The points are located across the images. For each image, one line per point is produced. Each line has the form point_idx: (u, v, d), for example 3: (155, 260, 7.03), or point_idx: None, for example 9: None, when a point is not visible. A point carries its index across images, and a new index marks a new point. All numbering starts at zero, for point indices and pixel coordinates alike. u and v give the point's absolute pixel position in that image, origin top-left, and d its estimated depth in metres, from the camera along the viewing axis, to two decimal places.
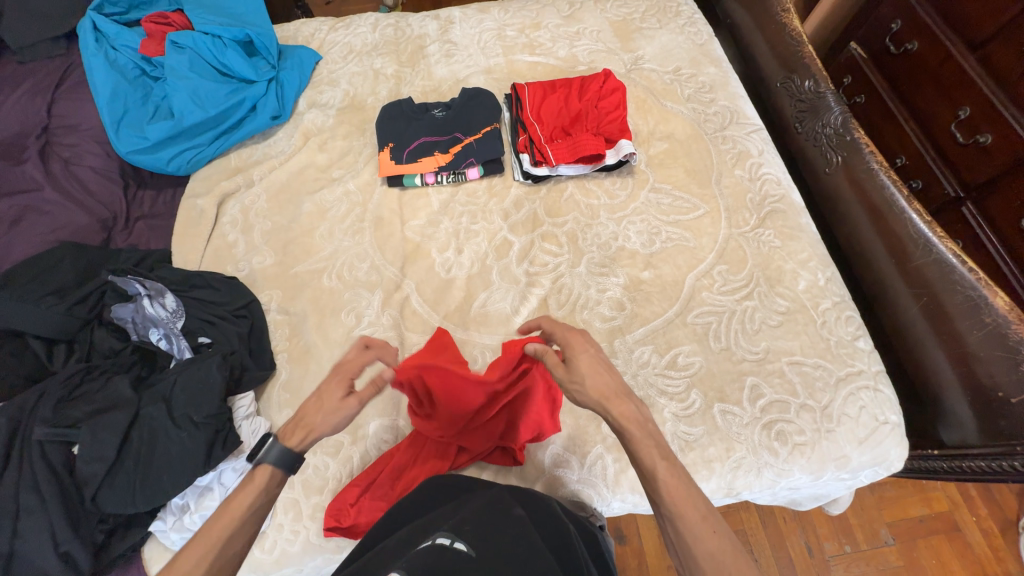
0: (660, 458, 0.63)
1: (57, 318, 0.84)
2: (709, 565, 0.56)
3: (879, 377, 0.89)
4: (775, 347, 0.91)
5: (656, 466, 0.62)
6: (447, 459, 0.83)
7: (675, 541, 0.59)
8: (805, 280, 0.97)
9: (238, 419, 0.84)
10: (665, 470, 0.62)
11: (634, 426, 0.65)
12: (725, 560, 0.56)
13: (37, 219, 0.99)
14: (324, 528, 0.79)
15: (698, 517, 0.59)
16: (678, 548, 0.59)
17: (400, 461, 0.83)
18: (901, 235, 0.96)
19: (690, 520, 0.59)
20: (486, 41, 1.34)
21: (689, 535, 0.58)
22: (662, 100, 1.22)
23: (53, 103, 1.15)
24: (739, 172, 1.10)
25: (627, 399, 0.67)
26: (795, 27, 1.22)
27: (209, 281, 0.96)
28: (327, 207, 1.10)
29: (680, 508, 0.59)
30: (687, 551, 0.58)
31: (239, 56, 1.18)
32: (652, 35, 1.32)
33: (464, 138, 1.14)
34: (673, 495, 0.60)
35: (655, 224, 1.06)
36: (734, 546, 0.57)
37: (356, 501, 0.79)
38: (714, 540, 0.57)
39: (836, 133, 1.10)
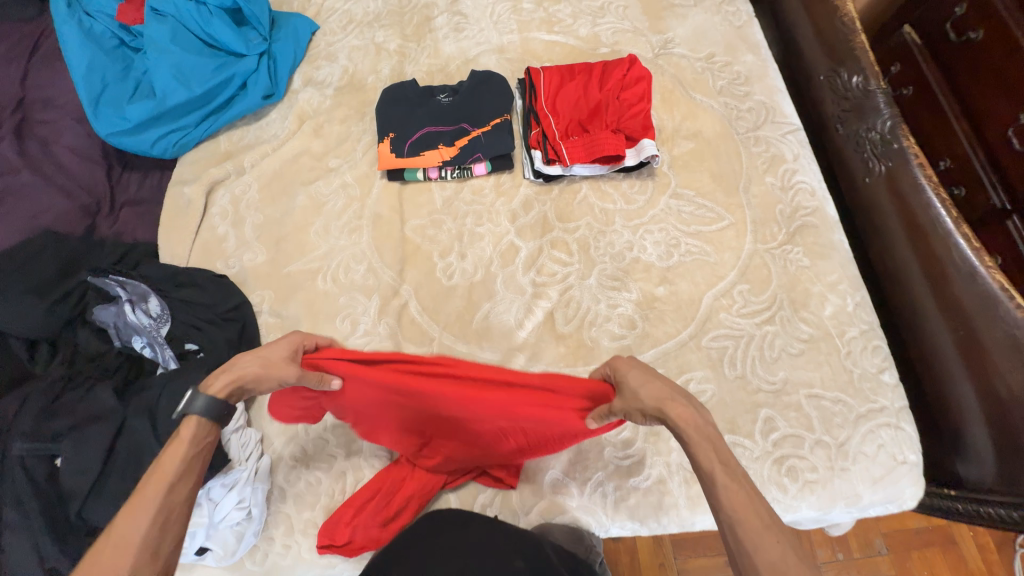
0: (717, 462, 0.55)
1: (38, 316, 0.80)
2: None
3: (902, 415, 0.84)
4: (794, 378, 0.86)
5: (712, 469, 0.55)
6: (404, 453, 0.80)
7: (735, 555, 0.51)
8: (832, 305, 0.91)
9: (227, 432, 0.80)
10: (724, 474, 0.54)
11: (691, 430, 0.57)
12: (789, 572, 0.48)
13: (15, 204, 0.93)
14: (318, 546, 0.77)
15: (761, 527, 0.51)
16: (735, 557, 0.51)
17: (396, 478, 0.80)
18: (941, 258, 0.87)
19: (752, 529, 0.51)
20: (500, 14, 1.21)
21: (750, 546, 0.50)
22: (691, 92, 1.10)
23: (27, 74, 1.05)
24: (770, 180, 1.01)
25: (685, 401, 0.59)
26: (848, 10, 1.08)
27: (196, 279, 0.91)
28: (323, 200, 1.03)
29: (742, 518, 0.51)
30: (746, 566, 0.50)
31: (225, 25, 1.06)
32: (685, 14, 1.18)
33: (472, 129, 1.04)
34: (731, 499, 0.53)
35: (674, 235, 0.98)
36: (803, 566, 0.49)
37: (352, 520, 0.77)
38: (781, 555, 0.49)
39: (881, 139, 0.99)
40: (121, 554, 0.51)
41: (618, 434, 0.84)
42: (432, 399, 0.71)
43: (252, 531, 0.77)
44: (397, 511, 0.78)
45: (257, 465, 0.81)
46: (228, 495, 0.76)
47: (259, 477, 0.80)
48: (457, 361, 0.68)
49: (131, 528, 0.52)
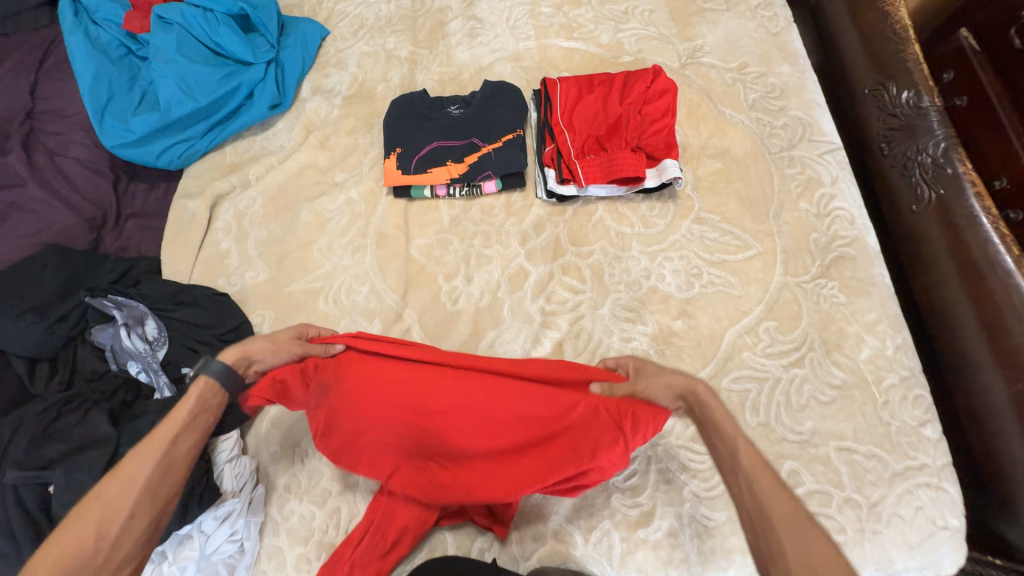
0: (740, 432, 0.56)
1: (37, 337, 0.79)
2: (793, 550, 0.48)
3: (945, 474, 0.76)
4: (823, 428, 0.78)
5: (735, 434, 0.56)
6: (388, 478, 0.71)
7: (747, 508, 0.52)
8: (869, 348, 0.83)
9: (220, 463, 0.78)
10: (744, 441, 0.55)
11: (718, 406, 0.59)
12: (800, 524, 0.49)
13: (20, 218, 0.93)
14: None
15: (774, 484, 0.52)
16: (749, 509, 0.52)
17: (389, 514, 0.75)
18: (998, 302, 0.79)
19: (767, 487, 0.52)
20: (517, 19, 1.15)
21: (763, 500, 0.51)
22: (719, 106, 1.02)
23: (37, 84, 1.04)
24: (804, 206, 0.93)
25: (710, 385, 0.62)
26: (900, 18, 0.99)
27: (196, 298, 0.89)
28: (327, 216, 1.00)
29: (758, 476, 0.53)
30: (760, 519, 0.51)
31: (232, 33, 1.03)
32: (716, 20, 1.09)
33: (483, 145, 0.99)
34: (751, 458, 0.54)
35: (695, 264, 0.91)
36: (814, 525, 0.49)
37: (350, 563, 0.72)
38: (789, 508, 0.50)
39: (933, 164, 0.90)
40: (124, 494, 0.53)
41: (627, 479, 0.78)
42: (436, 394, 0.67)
43: (242, 565, 0.76)
44: (388, 546, 0.74)
45: (251, 495, 0.79)
46: (220, 528, 0.74)
47: (253, 508, 0.78)
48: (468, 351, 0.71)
49: (139, 469, 0.55)
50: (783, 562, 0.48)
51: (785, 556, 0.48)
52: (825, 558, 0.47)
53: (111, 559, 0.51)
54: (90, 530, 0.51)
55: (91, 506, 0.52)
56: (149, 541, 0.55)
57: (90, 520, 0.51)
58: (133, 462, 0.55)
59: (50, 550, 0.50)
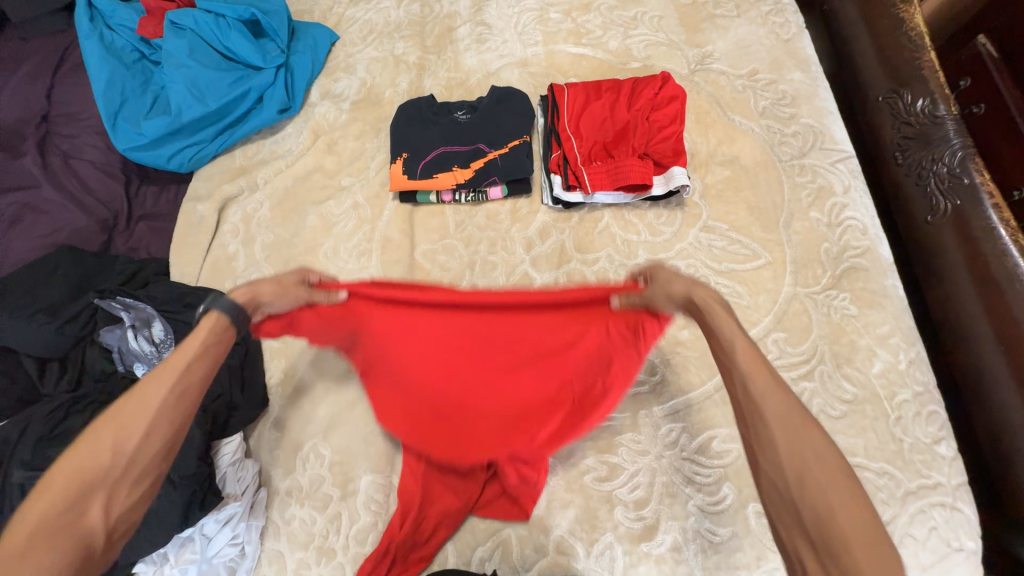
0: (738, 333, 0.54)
1: (47, 337, 0.80)
2: (787, 444, 0.47)
3: (960, 494, 0.74)
4: (832, 443, 0.77)
5: (732, 335, 0.54)
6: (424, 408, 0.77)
7: (742, 407, 0.51)
8: (882, 362, 0.81)
9: (222, 466, 0.79)
10: (742, 340, 0.53)
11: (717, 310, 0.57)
12: (795, 422, 0.47)
13: (35, 219, 0.94)
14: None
15: (771, 382, 0.50)
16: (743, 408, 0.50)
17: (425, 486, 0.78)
18: (1018, 318, 0.76)
19: (764, 384, 0.50)
20: (525, 25, 1.15)
21: (758, 396, 0.49)
22: (729, 113, 1.01)
23: (54, 88, 1.06)
24: (815, 215, 0.91)
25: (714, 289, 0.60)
26: (916, 25, 0.97)
27: (203, 301, 0.90)
28: (333, 221, 1.00)
29: (755, 374, 0.50)
30: (751, 415, 0.49)
31: (243, 39, 1.05)
32: (726, 26, 1.08)
33: (489, 151, 0.98)
34: (747, 357, 0.51)
35: (703, 272, 0.90)
36: (808, 421, 0.48)
37: (391, 546, 0.74)
38: (786, 404, 0.48)
39: (949, 174, 0.88)
40: (139, 414, 0.51)
41: (631, 492, 0.77)
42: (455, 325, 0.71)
43: (243, 568, 0.76)
44: (427, 534, 0.77)
45: (254, 499, 0.80)
46: (222, 531, 0.74)
47: (255, 512, 0.78)
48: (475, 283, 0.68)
49: (153, 392, 0.52)
50: (772, 452, 0.47)
51: (777, 448, 0.47)
52: (817, 448, 0.46)
53: (129, 471, 0.50)
54: (105, 448, 0.49)
55: (105, 425, 0.50)
56: (164, 462, 0.53)
57: (104, 436, 0.50)
58: (149, 385, 0.53)
59: (68, 461, 0.48)
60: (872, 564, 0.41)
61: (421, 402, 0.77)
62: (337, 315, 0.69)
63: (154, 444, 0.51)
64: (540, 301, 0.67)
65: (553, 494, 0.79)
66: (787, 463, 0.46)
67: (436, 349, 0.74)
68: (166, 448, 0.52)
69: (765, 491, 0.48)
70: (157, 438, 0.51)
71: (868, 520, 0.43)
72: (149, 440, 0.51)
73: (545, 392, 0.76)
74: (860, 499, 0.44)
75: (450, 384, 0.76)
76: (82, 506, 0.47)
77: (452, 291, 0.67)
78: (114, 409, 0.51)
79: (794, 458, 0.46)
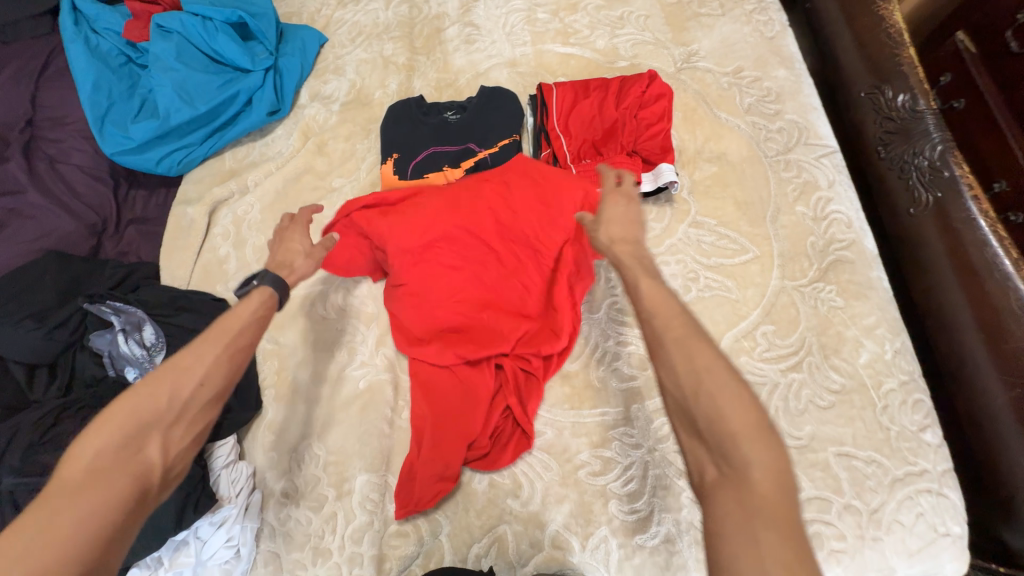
0: (643, 274, 0.63)
1: (35, 344, 0.80)
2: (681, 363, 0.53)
3: (946, 480, 0.75)
4: (822, 434, 0.78)
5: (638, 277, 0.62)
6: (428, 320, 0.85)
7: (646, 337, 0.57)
8: (868, 353, 0.82)
9: (216, 468, 0.78)
10: (646, 283, 0.61)
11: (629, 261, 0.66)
12: (693, 348, 0.54)
13: (21, 225, 0.93)
14: (398, 511, 0.78)
15: (672, 314, 0.57)
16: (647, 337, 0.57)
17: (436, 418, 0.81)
18: (998, 306, 0.79)
19: (664, 315, 0.57)
20: (513, 25, 1.15)
21: (658, 327, 0.56)
22: (715, 110, 1.02)
23: (38, 92, 1.05)
24: (801, 209, 0.93)
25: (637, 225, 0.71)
26: (895, 22, 1.01)
27: (195, 304, 0.89)
28: (324, 222, 1.00)
29: (657, 309, 0.58)
30: (656, 342, 0.56)
31: (231, 41, 1.04)
32: (711, 24, 1.10)
33: (479, 150, 0.99)
34: (649, 296, 0.59)
35: (692, 267, 0.91)
36: (704, 342, 0.54)
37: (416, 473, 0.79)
38: (683, 333, 0.55)
39: (931, 167, 0.90)
40: (191, 366, 0.56)
41: (625, 485, 0.78)
42: (448, 231, 0.86)
43: (239, 570, 0.76)
44: (447, 467, 0.78)
45: (248, 500, 0.79)
46: (217, 533, 0.74)
47: (249, 514, 0.78)
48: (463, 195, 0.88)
49: (205, 351, 0.57)
50: (671, 373, 0.54)
51: (675, 367, 0.53)
52: (710, 367, 0.52)
53: (183, 416, 0.55)
54: (158, 396, 0.54)
55: (160, 377, 0.55)
56: (211, 412, 0.57)
57: (160, 386, 0.54)
58: (199, 345, 0.58)
59: (121, 406, 0.52)
60: (754, 457, 0.47)
61: (425, 313, 0.85)
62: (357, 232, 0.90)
63: (206, 394, 0.56)
64: (512, 202, 0.89)
65: (548, 489, 0.79)
66: (684, 382, 0.52)
67: (432, 254, 0.86)
68: (215, 402, 0.57)
69: (671, 408, 0.54)
70: (208, 388, 0.56)
71: (750, 419, 0.49)
72: (200, 394, 0.56)
73: (533, 299, 0.87)
74: (746, 403, 0.49)
75: (450, 294, 0.85)
76: (139, 446, 0.51)
77: (445, 199, 0.88)
78: (164, 365, 0.56)
79: (688, 374, 0.52)
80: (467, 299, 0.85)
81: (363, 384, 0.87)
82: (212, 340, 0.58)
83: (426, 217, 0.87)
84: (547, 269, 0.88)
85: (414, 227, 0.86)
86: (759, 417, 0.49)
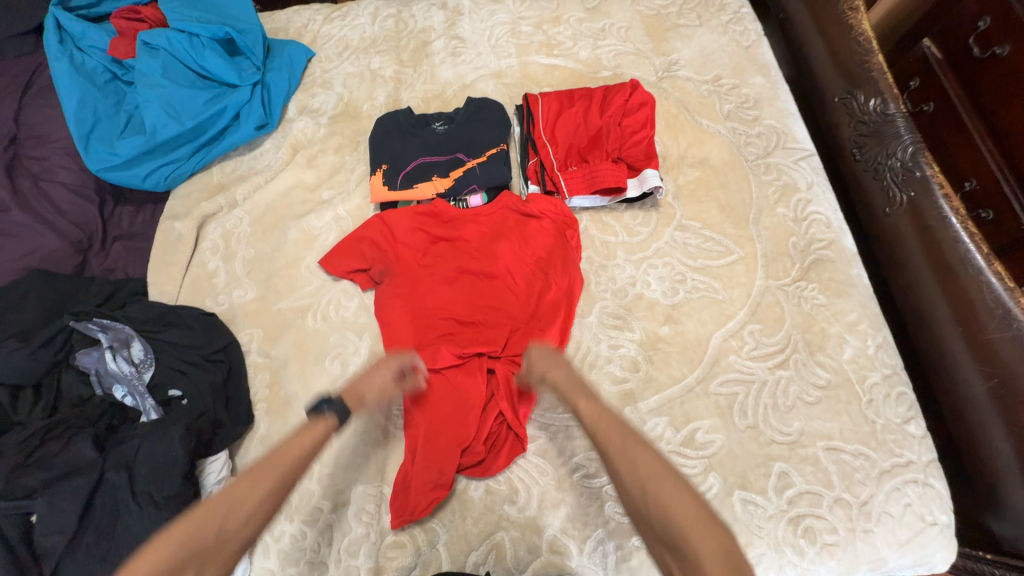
0: (581, 394, 0.71)
1: (19, 364, 0.78)
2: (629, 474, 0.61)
3: (930, 470, 0.77)
4: (810, 429, 0.79)
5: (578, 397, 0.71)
6: (422, 326, 0.89)
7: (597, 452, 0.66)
8: (851, 348, 0.84)
9: (207, 485, 0.78)
10: (584, 402, 0.70)
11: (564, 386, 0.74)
12: (632, 454, 0.62)
13: (4, 244, 0.92)
14: (393, 521, 0.78)
15: (612, 425, 0.66)
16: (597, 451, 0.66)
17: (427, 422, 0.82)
18: (972, 300, 0.81)
19: (605, 429, 0.66)
20: (498, 38, 1.18)
21: (603, 440, 0.65)
22: (697, 117, 1.05)
23: (22, 110, 1.04)
24: (781, 211, 0.95)
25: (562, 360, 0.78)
26: (863, 29, 1.03)
27: (183, 319, 0.89)
28: (314, 234, 1.00)
29: (598, 424, 0.67)
30: (605, 457, 0.64)
31: (218, 57, 1.05)
32: (690, 35, 1.13)
33: (468, 160, 1.01)
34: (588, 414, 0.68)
35: (679, 270, 0.93)
36: (642, 445, 0.63)
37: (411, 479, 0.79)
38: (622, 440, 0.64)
39: (902, 167, 0.93)
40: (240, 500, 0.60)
41: None
42: (443, 244, 0.94)
43: None
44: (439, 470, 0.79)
45: None
46: None
47: None
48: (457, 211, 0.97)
49: (255, 487, 0.62)
50: (622, 481, 0.62)
51: (623, 477, 0.61)
52: (650, 469, 0.60)
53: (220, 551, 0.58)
54: (210, 527, 0.57)
55: (215, 506, 0.59)
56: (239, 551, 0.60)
57: (212, 516, 0.58)
58: (250, 480, 0.63)
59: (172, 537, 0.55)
60: (704, 546, 0.53)
61: (419, 320, 0.89)
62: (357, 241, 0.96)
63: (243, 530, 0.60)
64: (502, 215, 0.97)
65: (545, 493, 0.79)
66: (632, 487, 0.60)
67: (428, 265, 0.92)
68: (257, 531, 0.61)
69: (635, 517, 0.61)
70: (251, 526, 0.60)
71: (693, 513, 0.56)
72: (246, 524, 0.60)
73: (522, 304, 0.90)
74: (687, 499, 0.57)
75: (442, 301, 0.90)
76: None
77: (441, 213, 0.97)
78: (218, 495, 0.60)
79: (636, 482, 0.60)
80: (458, 306, 0.89)
81: None
82: (265, 472, 0.63)
83: (424, 230, 0.95)
84: (535, 275, 0.92)
85: (412, 239, 0.94)
86: (700, 509, 0.56)
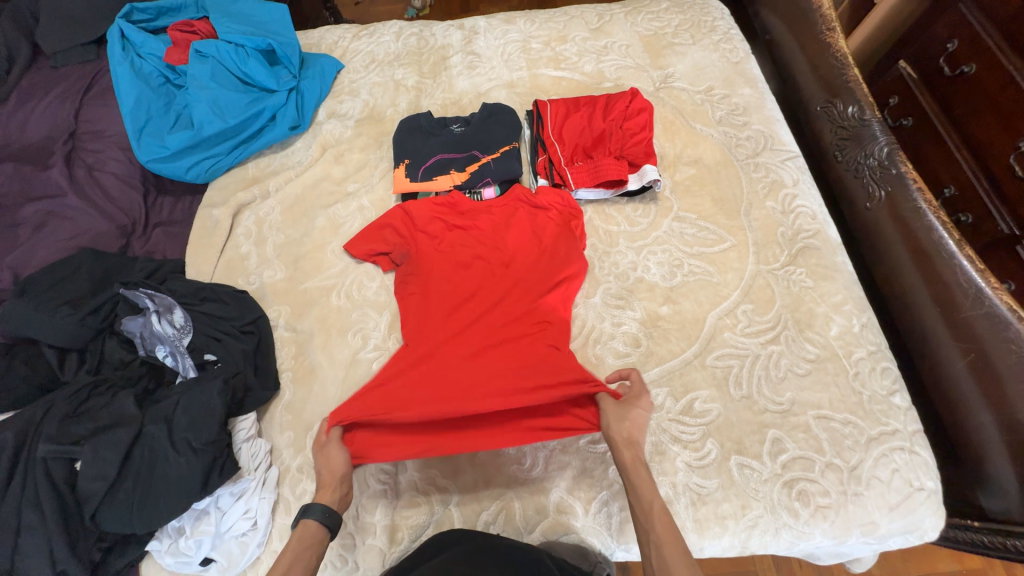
0: (650, 504, 0.68)
1: (70, 328, 0.85)
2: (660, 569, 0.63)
3: (916, 439, 0.82)
4: (801, 399, 0.85)
5: (651, 497, 0.68)
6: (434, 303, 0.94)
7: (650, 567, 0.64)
8: (838, 326, 0.91)
9: (238, 442, 0.84)
10: (659, 507, 0.67)
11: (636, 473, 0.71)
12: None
13: (58, 224, 1.00)
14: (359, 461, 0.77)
15: (676, 547, 0.63)
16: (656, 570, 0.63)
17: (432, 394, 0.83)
18: (947, 282, 0.87)
19: (672, 552, 0.63)
20: (510, 53, 1.31)
21: (657, 555, 0.64)
22: (691, 122, 1.16)
23: (81, 108, 1.16)
24: (770, 205, 1.04)
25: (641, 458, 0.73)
26: (840, 48, 1.14)
27: (218, 294, 0.96)
28: (340, 221, 1.09)
29: (665, 541, 0.64)
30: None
31: (260, 66, 1.17)
32: (684, 52, 1.26)
33: (482, 156, 1.11)
34: (649, 520, 0.67)
35: (677, 256, 1.00)
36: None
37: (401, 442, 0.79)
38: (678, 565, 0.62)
39: (879, 165, 1.01)
40: None
41: None
42: (460, 233, 1.02)
43: (255, 542, 0.77)
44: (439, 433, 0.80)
45: (266, 475, 0.83)
46: (236, 504, 0.78)
47: (267, 487, 0.81)
48: (473, 206, 1.06)
49: None
50: None
51: None
52: None
53: None
54: None
55: None
56: None
57: None
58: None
59: None
60: None
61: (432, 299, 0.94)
62: (379, 227, 1.04)
63: None
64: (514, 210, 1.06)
65: (551, 457, 0.84)
66: None
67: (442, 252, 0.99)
68: None
69: None
70: None
71: None
72: None
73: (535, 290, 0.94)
74: None
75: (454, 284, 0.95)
76: None
77: (456, 206, 1.06)
78: None
79: None
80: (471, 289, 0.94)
81: (376, 365, 0.93)
82: None
83: (441, 221, 1.03)
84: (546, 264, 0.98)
85: (430, 227, 1.03)
86: None
